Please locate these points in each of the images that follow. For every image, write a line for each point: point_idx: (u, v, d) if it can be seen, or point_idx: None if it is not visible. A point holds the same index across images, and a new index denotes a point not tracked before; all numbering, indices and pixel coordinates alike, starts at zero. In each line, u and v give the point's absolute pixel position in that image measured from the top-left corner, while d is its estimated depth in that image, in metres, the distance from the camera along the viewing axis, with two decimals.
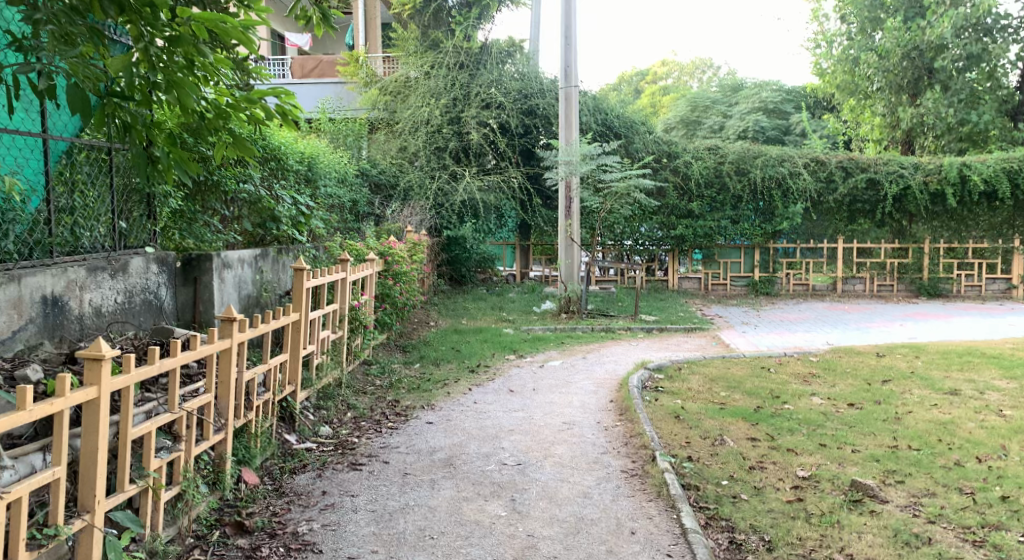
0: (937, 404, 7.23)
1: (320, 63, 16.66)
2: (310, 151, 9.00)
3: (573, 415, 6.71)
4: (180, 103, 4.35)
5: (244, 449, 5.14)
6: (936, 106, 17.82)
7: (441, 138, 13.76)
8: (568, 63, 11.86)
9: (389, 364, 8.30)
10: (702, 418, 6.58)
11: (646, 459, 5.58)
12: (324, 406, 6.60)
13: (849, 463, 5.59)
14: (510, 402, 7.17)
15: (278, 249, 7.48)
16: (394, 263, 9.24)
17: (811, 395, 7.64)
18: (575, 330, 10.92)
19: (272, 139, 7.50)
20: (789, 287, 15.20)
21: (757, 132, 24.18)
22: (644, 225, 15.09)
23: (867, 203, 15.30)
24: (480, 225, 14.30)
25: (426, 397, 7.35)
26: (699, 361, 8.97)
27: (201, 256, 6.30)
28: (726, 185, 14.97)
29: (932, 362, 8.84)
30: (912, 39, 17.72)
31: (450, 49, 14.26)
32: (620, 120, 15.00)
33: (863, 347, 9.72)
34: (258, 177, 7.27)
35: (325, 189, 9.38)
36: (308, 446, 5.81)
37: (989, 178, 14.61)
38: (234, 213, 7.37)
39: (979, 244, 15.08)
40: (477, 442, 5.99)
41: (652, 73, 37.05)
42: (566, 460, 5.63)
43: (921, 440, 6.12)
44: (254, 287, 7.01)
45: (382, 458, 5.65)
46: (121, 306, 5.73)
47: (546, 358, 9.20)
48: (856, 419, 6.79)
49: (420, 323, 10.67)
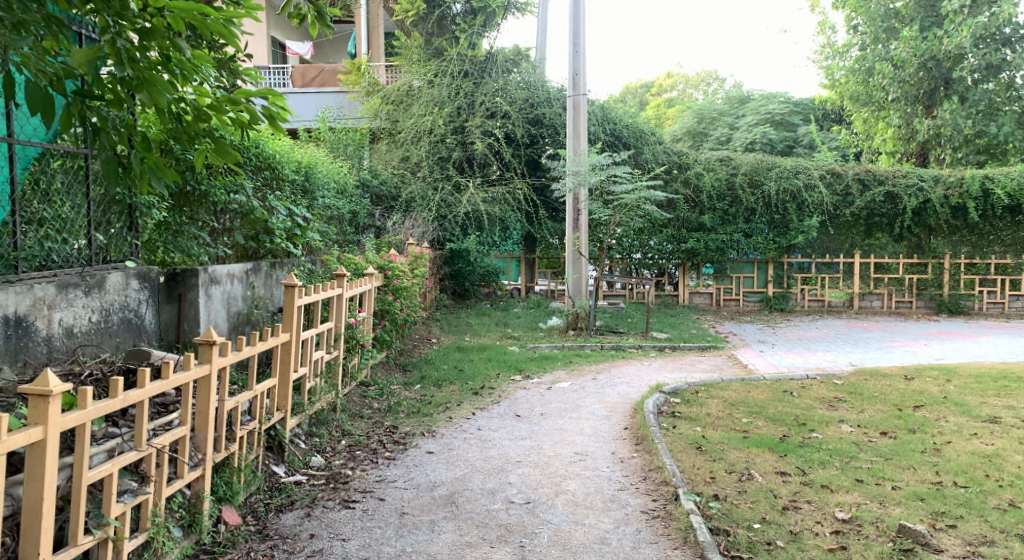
0: (977, 434, 6.75)
1: (321, 72, 16.16)
2: (308, 160, 8.52)
3: (586, 444, 6.21)
4: (152, 105, 3.77)
5: (226, 486, 4.62)
6: (954, 118, 17.30)
7: (444, 148, 13.33)
8: (577, 70, 11.41)
9: (389, 385, 7.80)
10: (726, 449, 6.08)
11: (668, 497, 5.08)
12: (316, 434, 6.10)
13: (893, 504, 5.12)
14: (517, 428, 6.67)
15: (271, 263, 6.97)
16: (395, 278, 8.75)
17: (838, 422, 7.13)
18: (583, 348, 10.40)
19: (265, 146, 7.03)
20: (803, 303, 14.73)
21: (764, 145, 23.65)
22: (654, 238, 14.63)
23: (885, 216, 14.80)
24: (486, 236, 13.65)
25: (427, 422, 6.84)
26: (718, 383, 8.44)
27: (186, 270, 5.85)
28: (739, 197, 14.51)
29: (966, 387, 8.32)
30: (929, 48, 17.31)
31: (454, 57, 13.84)
32: (629, 130, 14.57)
33: (889, 370, 9.20)
34: (251, 186, 6.79)
35: (323, 200, 8.90)
36: (297, 480, 5.31)
37: (1014, 192, 14.13)
38: (224, 225, 6.91)
39: (1002, 259, 14.57)
40: (483, 475, 5.50)
41: (657, 85, 36.58)
42: (580, 498, 5.12)
43: (967, 477, 5.68)
44: (245, 303, 6.53)
45: (377, 495, 5.15)
46: (96, 326, 5.24)
47: (555, 379, 8.68)
48: (891, 449, 6.29)
49: (422, 340, 10.19)
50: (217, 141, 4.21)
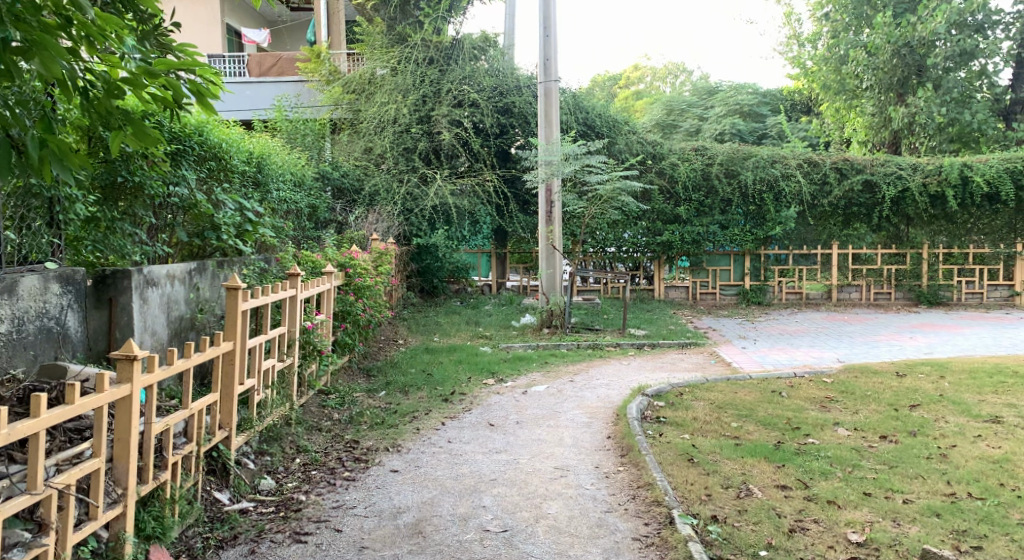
0: (982, 436, 6.30)
1: (280, 60, 15.50)
2: (260, 149, 7.83)
3: (566, 457, 5.66)
4: (45, 73, 3.21)
5: (155, 522, 4.06)
6: (927, 105, 16.76)
7: (409, 138, 12.69)
8: (548, 55, 10.80)
9: (351, 394, 7.18)
10: (719, 460, 5.54)
11: (662, 521, 4.59)
12: (267, 452, 5.51)
13: (908, 522, 4.65)
14: (491, 440, 6.10)
15: (219, 263, 6.33)
16: (357, 276, 8.11)
17: (832, 425, 6.61)
18: (558, 347, 9.86)
19: (210, 134, 6.32)
20: (781, 296, 14.32)
21: (733, 136, 23.19)
22: (628, 231, 14.08)
23: (863, 206, 14.33)
24: (453, 230, 13.07)
25: (391, 435, 6.23)
26: (703, 384, 7.90)
27: (117, 273, 5.24)
28: (715, 187, 14.00)
29: (961, 384, 7.87)
30: (902, 35, 16.74)
31: (419, 42, 13.14)
32: (602, 119, 14.02)
33: (879, 366, 8.74)
34: (193, 176, 6.17)
35: (277, 193, 8.24)
36: (243, 508, 4.74)
37: (993, 180, 13.70)
38: (165, 222, 6.31)
39: (980, 249, 14.25)
40: (454, 497, 4.93)
41: (624, 77, 35.95)
42: (563, 523, 4.60)
43: (980, 486, 5.19)
44: (188, 307, 5.89)
45: (333, 524, 4.59)
46: (6, 338, 4.61)
47: (530, 383, 8.09)
48: (893, 455, 5.80)
49: (388, 342, 9.60)
50: (131, 117, 3.66)
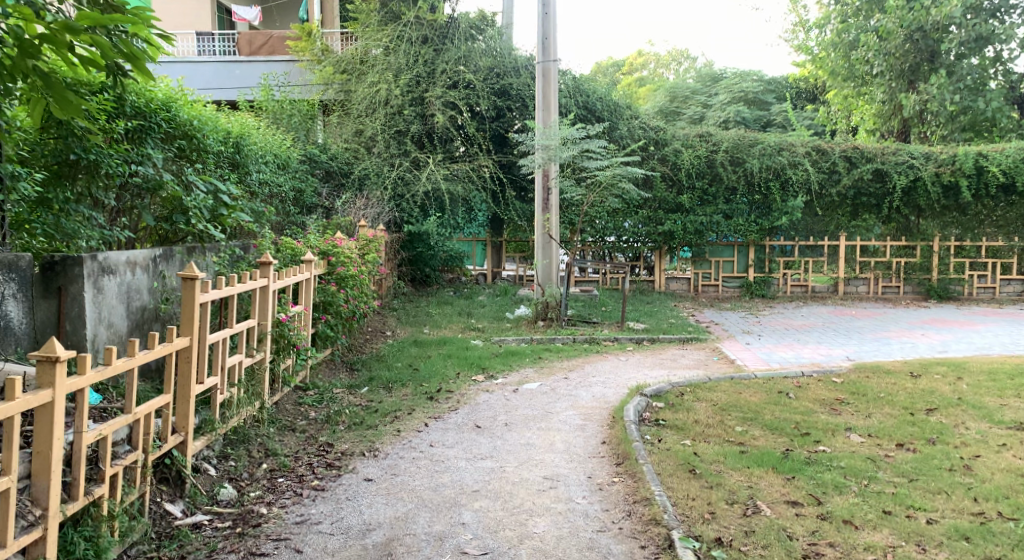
0: (1007, 445, 5.82)
1: (270, 39, 14.95)
2: (238, 129, 7.29)
3: (558, 465, 5.20)
4: None
5: (87, 544, 3.62)
6: (940, 92, 16.19)
7: (402, 120, 12.17)
8: (547, 34, 10.28)
9: (330, 390, 6.72)
10: (723, 471, 5.06)
11: (659, 544, 4.18)
12: (231, 456, 5.05)
13: (934, 548, 4.24)
14: (477, 444, 5.63)
15: (188, 251, 5.82)
16: (340, 265, 7.58)
17: (844, 430, 6.12)
18: (554, 342, 9.38)
19: (178, 110, 5.81)
20: (786, 288, 13.83)
21: (738, 123, 22.58)
22: (628, 220, 13.60)
23: (873, 196, 13.82)
24: (447, 218, 12.59)
25: (369, 437, 5.76)
26: (706, 384, 7.41)
27: (66, 260, 4.73)
28: (720, 175, 13.50)
29: (980, 386, 7.39)
30: (916, 19, 16.05)
31: (412, 20, 12.53)
32: (603, 103, 13.53)
33: (891, 365, 8.25)
34: (160, 155, 5.65)
35: (256, 176, 7.72)
36: (197, 523, 4.29)
37: (1009, 170, 13.22)
38: (128, 203, 5.81)
39: (993, 242, 13.75)
40: (430, 511, 4.49)
41: (628, 63, 35.28)
42: (549, 545, 4.18)
43: (1011, 505, 4.73)
44: (151, 297, 5.37)
45: (294, 544, 4.16)
46: None
47: (522, 380, 7.62)
48: (913, 467, 5.31)
49: (374, 334, 9.13)
50: (51, 81, 3.27)
